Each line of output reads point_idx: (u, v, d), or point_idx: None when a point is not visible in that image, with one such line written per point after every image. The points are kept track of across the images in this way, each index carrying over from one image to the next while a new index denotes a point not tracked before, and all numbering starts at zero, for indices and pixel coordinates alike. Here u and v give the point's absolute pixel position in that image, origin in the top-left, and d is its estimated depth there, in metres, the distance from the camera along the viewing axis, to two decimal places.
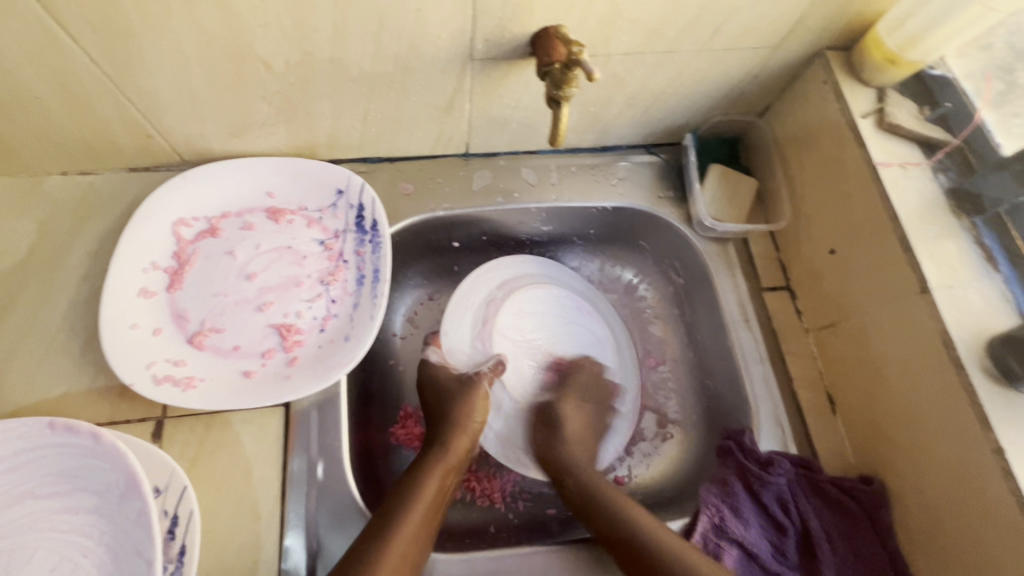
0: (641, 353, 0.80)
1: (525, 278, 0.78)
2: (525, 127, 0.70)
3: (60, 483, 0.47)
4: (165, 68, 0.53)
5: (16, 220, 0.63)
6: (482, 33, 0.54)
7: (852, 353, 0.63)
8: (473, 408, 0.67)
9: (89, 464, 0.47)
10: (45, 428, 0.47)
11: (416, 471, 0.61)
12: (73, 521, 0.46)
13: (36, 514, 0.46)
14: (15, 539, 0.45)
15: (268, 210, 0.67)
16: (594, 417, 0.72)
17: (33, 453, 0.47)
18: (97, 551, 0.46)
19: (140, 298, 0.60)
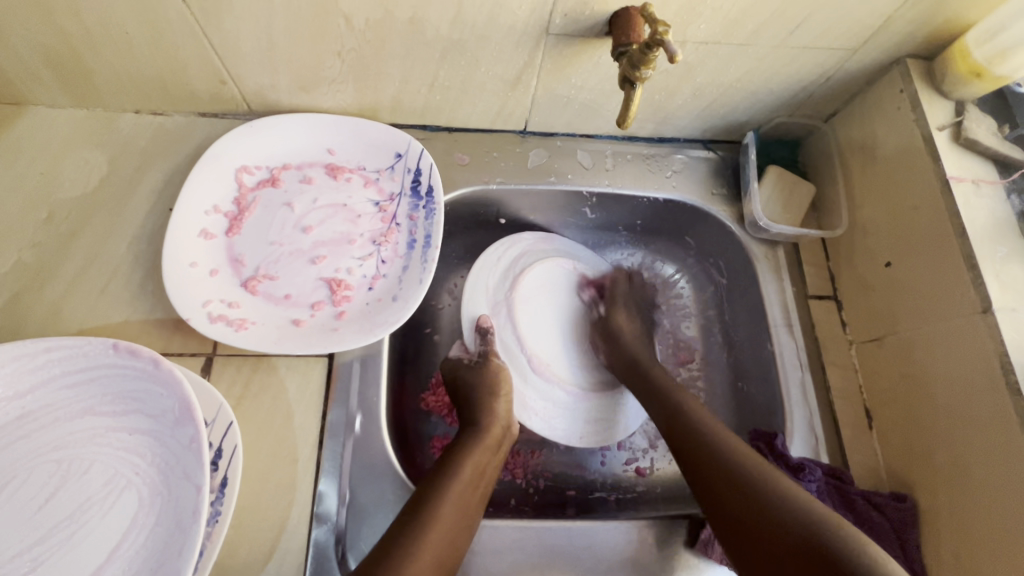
0: (672, 350, 0.79)
1: (549, 252, 0.79)
2: (587, 108, 0.70)
3: (118, 403, 0.49)
4: (250, 15, 0.54)
5: (90, 151, 0.66)
6: (563, 7, 0.54)
7: (898, 369, 0.62)
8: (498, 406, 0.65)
9: (147, 388, 0.49)
10: (108, 350, 0.49)
11: (451, 461, 0.59)
12: (128, 440, 0.48)
13: (94, 429, 0.48)
14: (75, 449, 0.48)
15: (327, 166, 0.68)
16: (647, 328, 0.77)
17: (95, 371, 0.49)
18: (148, 471, 0.48)
19: (200, 238, 0.62)
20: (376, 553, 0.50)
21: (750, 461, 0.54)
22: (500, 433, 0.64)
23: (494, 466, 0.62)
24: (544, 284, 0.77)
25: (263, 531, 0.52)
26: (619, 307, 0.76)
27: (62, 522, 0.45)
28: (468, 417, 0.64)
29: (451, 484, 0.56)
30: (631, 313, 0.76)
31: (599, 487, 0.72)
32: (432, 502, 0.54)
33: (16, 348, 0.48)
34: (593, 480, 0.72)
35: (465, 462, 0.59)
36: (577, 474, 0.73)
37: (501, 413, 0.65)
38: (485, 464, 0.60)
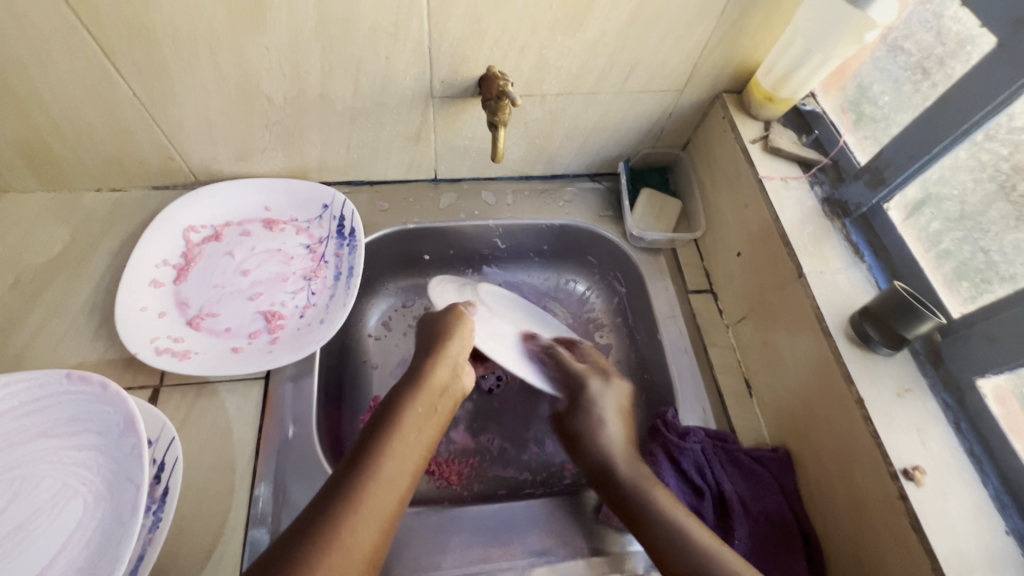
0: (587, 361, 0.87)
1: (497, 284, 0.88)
2: (482, 155, 0.84)
3: (69, 425, 0.56)
4: (189, 102, 0.68)
5: (56, 225, 0.76)
6: (439, 76, 0.69)
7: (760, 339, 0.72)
8: (446, 353, 0.69)
9: (96, 408, 0.56)
10: (63, 378, 0.57)
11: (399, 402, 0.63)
12: (77, 456, 0.55)
13: (49, 448, 0.55)
14: (27, 468, 0.54)
15: (265, 221, 0.80)
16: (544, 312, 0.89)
17: (51, 398, 0.57)
18: (94, 481, 0.54)
19: (150, 287, 0.71)
20: (322, 497, 0.53)
21: (657, 492, 0.60)
22: (447, 380, 0.68)
23: (439, 412, 0.66)
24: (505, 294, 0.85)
25: (202, 536, 0.58)
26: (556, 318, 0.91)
27: (12, 530, 0.51)
28: (418, 365, 0.68)
29: (398, 431, 0.60)
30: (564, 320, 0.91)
31: (528, 483, 0.78)
32: (379, 446, 0.57)
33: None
34: (523, 479, 0.79)
35: (409, 410, 0.62)
36: (508, 475, 0.79)
37: (449, 358, 0.69)
38: (433, 406, 0.65)
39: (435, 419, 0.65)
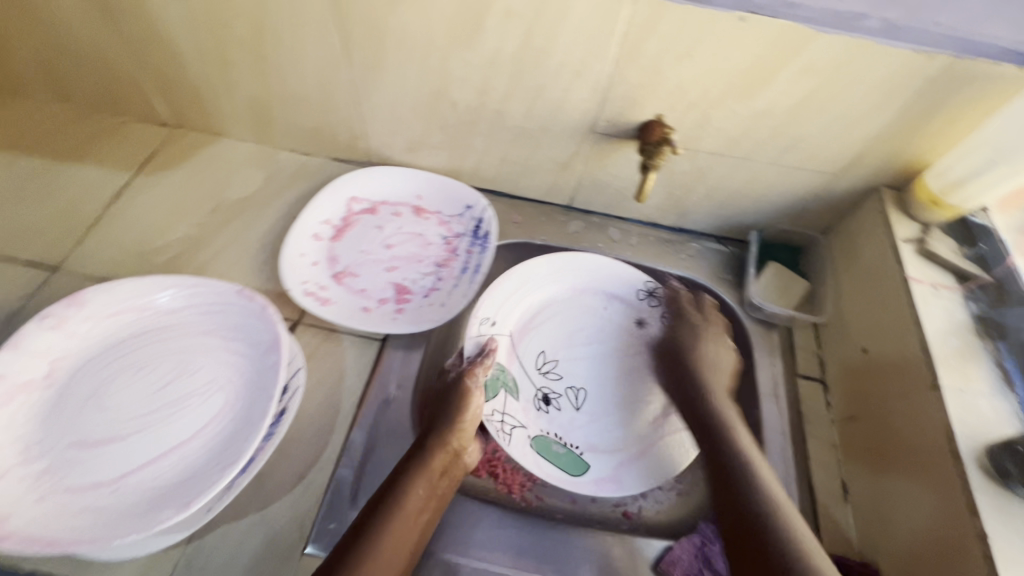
0: None
1: (539, 316, 0.82)
2: (620, 194, 0.88)
3: (230, 331, 0.66)
4: (389, 95, 0.79)
5: (255, 172, 0.92)
6: (605, 115, 0.75)
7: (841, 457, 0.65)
8: (447, 437, 0.65)
9: (252, 323, 0.66)
10: (234, 292, 0.67)
11: (399, 484, 0.61)
12: (229, 358, 0.65)
13: (209, 345, 0.65)
14: (193, 356, 0.65)
15: (414, 207, 0.89)
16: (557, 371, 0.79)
17: (222, 305, 0.67)
18: (236, 382, 0.63)
19: (312, 239, 0.83)
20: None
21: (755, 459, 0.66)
22: (447, 463, 0.65)
23: (439, 497, 0.63)
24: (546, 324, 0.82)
25: (297, 462, 0.65)
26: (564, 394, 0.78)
27: (171, 400, 0.61)
28: (420, 441, 0.66)
29: (389, 527, 0.58)
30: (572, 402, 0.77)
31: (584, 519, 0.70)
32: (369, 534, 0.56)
33: (171, 282, 0.67)
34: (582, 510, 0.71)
35: (405, 496, 0.60)
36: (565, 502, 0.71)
37: (451, 441, 0.65)
38: (431, 496, 0.62)
39: (434, 505, 0.62)
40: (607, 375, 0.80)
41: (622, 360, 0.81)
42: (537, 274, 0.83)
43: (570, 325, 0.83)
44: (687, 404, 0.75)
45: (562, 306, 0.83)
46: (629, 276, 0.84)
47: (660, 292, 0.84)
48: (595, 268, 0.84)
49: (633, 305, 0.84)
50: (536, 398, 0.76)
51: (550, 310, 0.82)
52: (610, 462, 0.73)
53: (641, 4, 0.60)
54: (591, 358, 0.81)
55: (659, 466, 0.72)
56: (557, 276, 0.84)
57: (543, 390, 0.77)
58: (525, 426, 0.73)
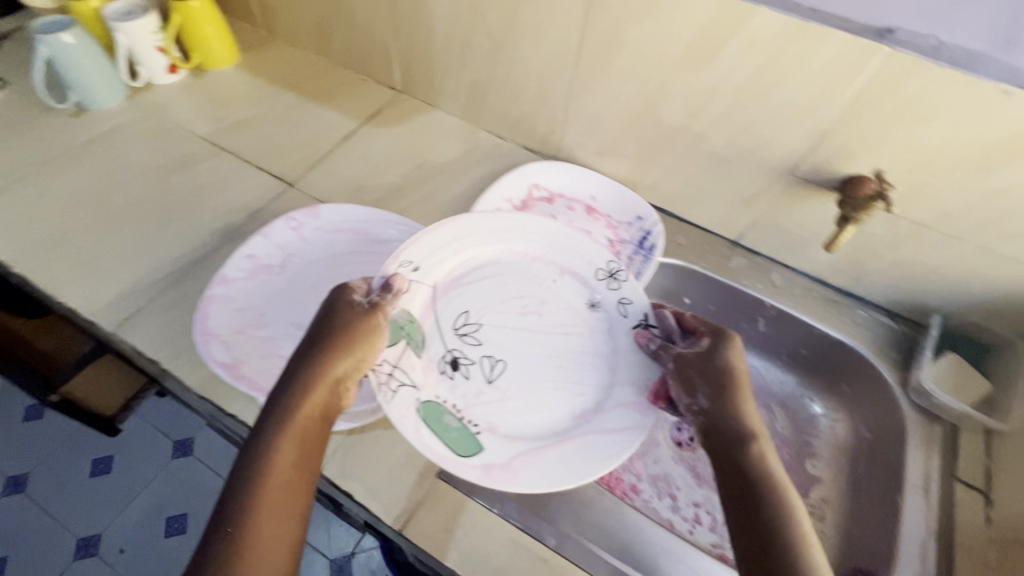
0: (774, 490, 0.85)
1: (466, 265, 0.77)
2: (795, 242, 0.87)
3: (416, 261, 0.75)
4: (600, 101, 0.86)
5: (456, 143, 1.03)
6: (810, 160, 0.75)
7: (774, 477, 0.56)
8: (325, 379, 0.61)
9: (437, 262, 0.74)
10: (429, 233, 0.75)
11: (263, 440, 0.57)
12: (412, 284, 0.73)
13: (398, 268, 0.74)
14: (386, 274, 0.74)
15: (587, 207, 0.95)
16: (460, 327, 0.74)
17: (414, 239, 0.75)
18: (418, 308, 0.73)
19: (495, 212, 0.92)
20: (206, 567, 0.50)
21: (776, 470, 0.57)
22: (324, 400, 0.61)
23: (320, 433, 0.60)
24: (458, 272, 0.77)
25: None
26: (468, 359, 0.72)
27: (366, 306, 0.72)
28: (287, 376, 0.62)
29: (257, 498, 0.53)
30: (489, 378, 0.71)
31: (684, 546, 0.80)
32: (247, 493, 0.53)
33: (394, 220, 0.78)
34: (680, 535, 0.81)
35: (274, 447, 0.56)
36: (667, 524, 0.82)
37: (331, 377, 0.61)
38: (303, 437, 0.58)
39: (311, 457, 0.58)
40: (534, 355, 0.73)
41: (593, 341, 0.73)
42: (483, 228, 0.78)
43: (507, 293, 0.77)
44: (622, 398, 0.68)
45: (507, 271, 0.78)
46: (588, 252, 0.77)
47: (623, 274, 0.75)
48: (552, 237, 0.78)
49: (589, 286, 0.76)
50: (445, 361, 0.71)
51: (490, 269, 0.77)
52: (506, 451, 0.65)
53: (896, 59, 0.61)
54: (519, 330, 0.75)
55: (563, 469, 0.63)
56: (497, 242, 0.78)
57: (454, 352, 0.73)
58: (416, 388, 0.67)
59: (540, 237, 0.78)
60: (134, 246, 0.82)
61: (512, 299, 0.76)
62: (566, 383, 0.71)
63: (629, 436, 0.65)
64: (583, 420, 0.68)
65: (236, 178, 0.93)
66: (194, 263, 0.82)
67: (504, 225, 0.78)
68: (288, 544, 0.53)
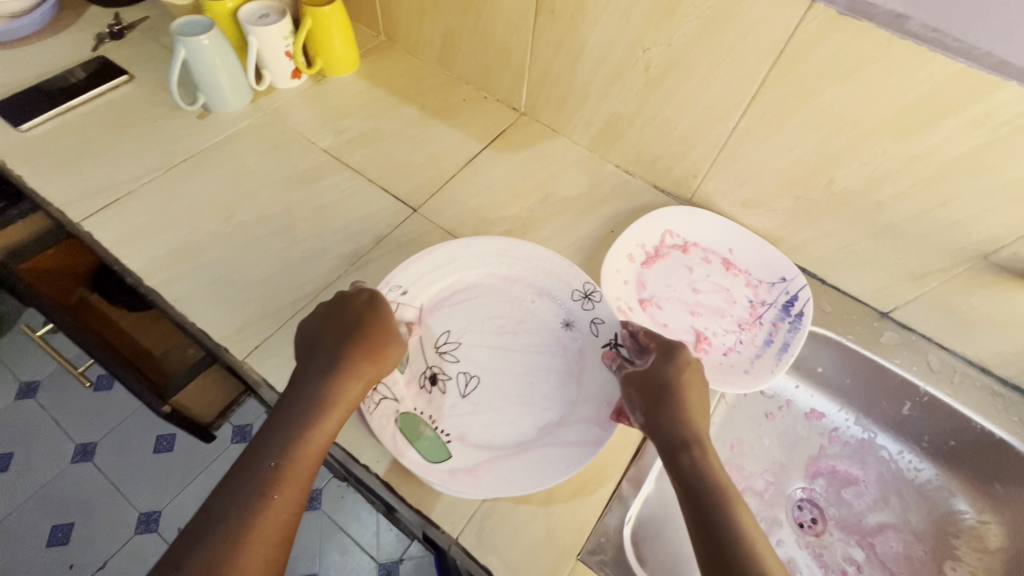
0: None
1: (467, 294, 0.74)
2: (963, 325, 0.79)
3: (524, 303, 0.74)
4: (762, 153, 0.79)
5: (581, 176, 0.97)
6: (1015, 248, 0.67)
7: (715, 478, 0.53)
8: (338, 325, 0.64)
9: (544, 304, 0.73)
10: (535, 273, 0.75)
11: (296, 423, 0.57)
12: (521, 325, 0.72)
13: (508, 308, 0.73)
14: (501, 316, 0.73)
15: (724, 259, 0.88)
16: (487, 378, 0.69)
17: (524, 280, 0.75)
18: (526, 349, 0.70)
19: (628, 257, 0.86)
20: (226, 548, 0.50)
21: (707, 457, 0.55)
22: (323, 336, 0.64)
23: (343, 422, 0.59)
24: (486, 324, 0.72)
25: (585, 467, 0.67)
26: (490, 406, 0.66)
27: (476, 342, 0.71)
28: (319, 346, 0.63)
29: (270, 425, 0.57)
30: (507, 433, 0.64)
31: None
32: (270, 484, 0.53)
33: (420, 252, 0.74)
34: None
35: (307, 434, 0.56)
36: None
37: (341, 324, 0.64)
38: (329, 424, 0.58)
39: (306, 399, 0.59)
40: (505, 372, 0.69)
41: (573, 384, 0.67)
42: (467, 251, 0.75)
43: (486, 310, 0.73)
44: (583, 414, 0.65)
45: (487, 291, 0.74)
46: (568, 273, 0.74)
47: (598, 295, 0.72)
48: (534, 259, 0.75)
49: (564, 306, 0.73)
50: (424, 376, 0.68)
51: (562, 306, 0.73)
52: (475, 458, 0.62)
53: None
54: (496, 349, 0.71)
55: (518, 478, 0.60)
56: (466, 249, 0.75)
57: (434, 368, 0.69)
58: (398, 401, 0.65)
59: (508, 253, 0.76)
60: (262, 266, 0.80)
61: (506, 324, 0.72)
62: (539, 410, 0.66)
63: (557, 460, 0.61)
64: (546, 431, 0.64)
65: (360, 198, 0.89)
66: (321, 289, 0.78)
67: (486, 245, 0.76)
68: (278, 539, 0.52)
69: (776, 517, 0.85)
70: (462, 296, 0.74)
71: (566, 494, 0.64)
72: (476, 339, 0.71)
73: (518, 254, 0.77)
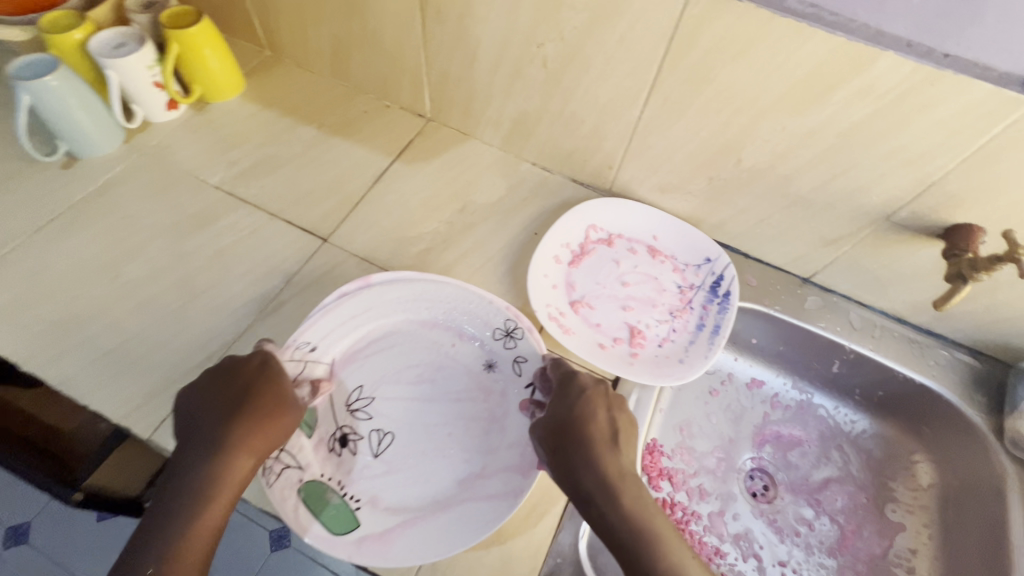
0: (860, 544, 0.83)
1: (381, 344, 0.71)
2: (878, 282, 0.82)
3: (442, 348, 0.71)
4: (670, 139, 0.78)
5: (499, 180, 0.94)
6: (913, 207, 0.69)
7: (630, 517, 0.53)
8: (226, 392, 0.58)
9: (464, 347, 0.71)
10: (453, 316, 0.72)
11: (179, 514, 0.52)
12: (438, 372, 0.70)
13: (425, 355, 0.70)
14: (418, 364, 0.70)
15: (649, 248, 0.88)
16: (402, 435, 0.66)
17: (441, 323, 0.72)
18: (444, 398, 0.68)
19: (553, 260, 0.84)
20: None
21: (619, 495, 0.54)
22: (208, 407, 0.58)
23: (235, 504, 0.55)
24: (401, 375, 0.69)
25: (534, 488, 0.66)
26: (404, 465, 0.63)
27: (392, 396, 0.68)
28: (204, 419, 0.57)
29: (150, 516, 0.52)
30: (423, 493, 0.62)
31: None
32: None
33: (327, 305, 0.70)
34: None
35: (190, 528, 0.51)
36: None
37: (229, 392, 0.58)
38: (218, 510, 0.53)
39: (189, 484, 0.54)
40: (423, 425, 0.66)
41: (493, 430, 0.65)
42: (382, 299, 0.72)
43: (402, 358, 0.70)
44: (504, 460, 0.63)
45: (403, 338, 0.71)
46: (487, 313, 0.71)
47: (519, 332, 0.70)
48: (452, 301, 0.72)
49: (485, 346, 0.70)
50: (333, 439, 0.64)
51: (481, 347, 0.71)
52: (385, 521, 0.59)
53: None
54: (413, 400, 0.68)
55: (433, 540, 0.58)
56: (379, 296, 0.71)
57: (345, 429, 0.65)
58: (303, 469, 0.61)
59: (424, 296, 0.72)
60: (161, 328, 0.73)
61: (422, 373, 0.69)
62: (458, 462, 0.64)
63: (474, 514, 0.59)
64: (465, 484, 0.62)
65: (263, 235, 0.83)
66: (230, 344, 0.72)
67: (401, 290, 0.72)
68: None
69: (730, 492, 0.87)
70: (376, 346, 0.70)
71: (517, 522, 0.63)
72: (390, 394, 0.68)
73: (434, 294, 0.73)
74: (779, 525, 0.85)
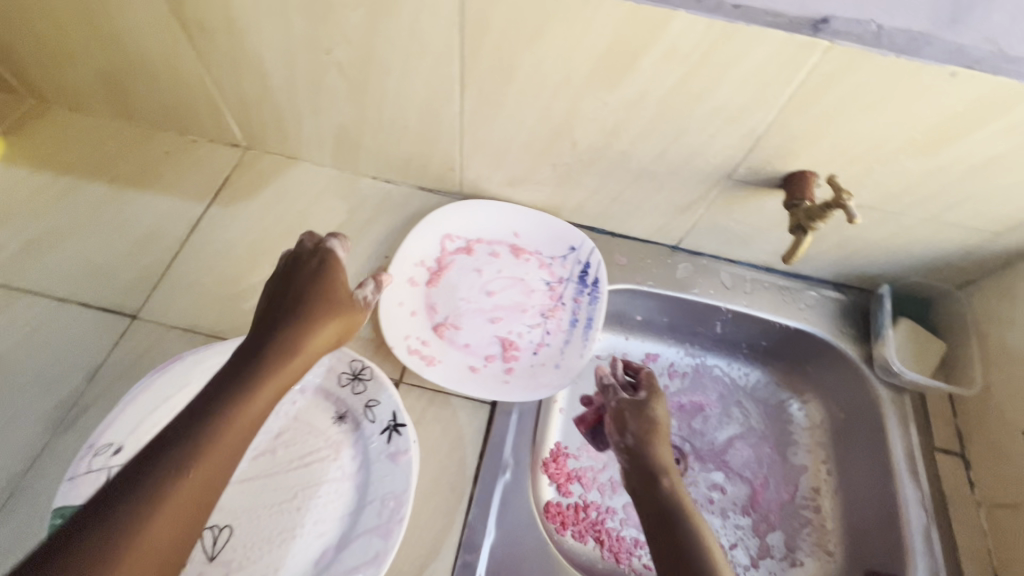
0: (773, 493, 0.82)
1: None
2: (739, 238, 0.81)
3: (280, 409, 0.61)
4: (499, 131, 0.71)
5: (337, 203, 0.84)
6: (748, 162, 0.67)
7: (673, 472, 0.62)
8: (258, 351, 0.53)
9: (307, 402, 0.62)
10: None
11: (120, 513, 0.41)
12: (280, 438, 0.60)
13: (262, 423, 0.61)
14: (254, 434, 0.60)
15: (511, 247, 0.82)
16: (240, 523, 0.56)
17: None
18: (290, 467, 0.59)
19: (407, 284, 0.76)
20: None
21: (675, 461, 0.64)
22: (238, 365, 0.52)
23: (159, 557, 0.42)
24: None
25: (418, 546, 0.60)
26: (248, 559, 0.54)
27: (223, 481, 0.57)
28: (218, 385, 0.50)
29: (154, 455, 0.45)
30: None
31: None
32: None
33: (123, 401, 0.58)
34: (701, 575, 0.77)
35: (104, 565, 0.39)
36: None
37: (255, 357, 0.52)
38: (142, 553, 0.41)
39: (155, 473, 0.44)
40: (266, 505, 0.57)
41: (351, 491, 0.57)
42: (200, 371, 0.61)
43: None
44: (365, 523, 0.55)
45: None
46: (328, 357, 0.63)
47: (367, 372, 0.62)
48: None
49: (332, 396, 0.62)
50: None
51: (328, 398, 0.62)
52: None
53: (836, 53, 0.52)
54: (252, 478, 0.58)
55: None
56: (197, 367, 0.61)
57: None
58: None
59: None
60: None
61: (259, 444, 0.60)
62: (312, 538, 0.55)
63: None
64: (322, 562, 0.54)
65: (51, 327, 0.69)
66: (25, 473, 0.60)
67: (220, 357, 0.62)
68: None
69: None
70: None
71: None
72: None
73: None
74: (692, 498, 0.82)
